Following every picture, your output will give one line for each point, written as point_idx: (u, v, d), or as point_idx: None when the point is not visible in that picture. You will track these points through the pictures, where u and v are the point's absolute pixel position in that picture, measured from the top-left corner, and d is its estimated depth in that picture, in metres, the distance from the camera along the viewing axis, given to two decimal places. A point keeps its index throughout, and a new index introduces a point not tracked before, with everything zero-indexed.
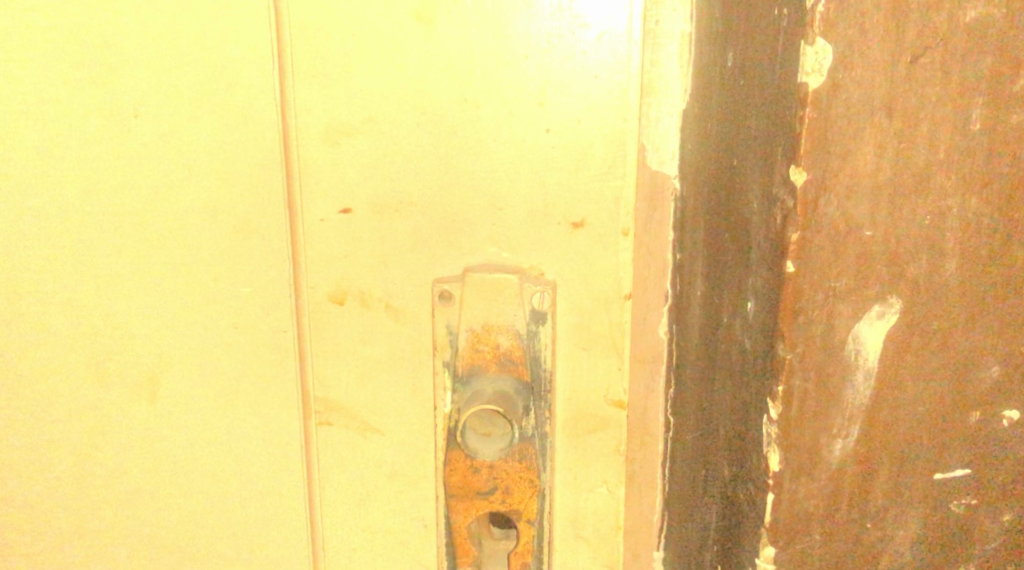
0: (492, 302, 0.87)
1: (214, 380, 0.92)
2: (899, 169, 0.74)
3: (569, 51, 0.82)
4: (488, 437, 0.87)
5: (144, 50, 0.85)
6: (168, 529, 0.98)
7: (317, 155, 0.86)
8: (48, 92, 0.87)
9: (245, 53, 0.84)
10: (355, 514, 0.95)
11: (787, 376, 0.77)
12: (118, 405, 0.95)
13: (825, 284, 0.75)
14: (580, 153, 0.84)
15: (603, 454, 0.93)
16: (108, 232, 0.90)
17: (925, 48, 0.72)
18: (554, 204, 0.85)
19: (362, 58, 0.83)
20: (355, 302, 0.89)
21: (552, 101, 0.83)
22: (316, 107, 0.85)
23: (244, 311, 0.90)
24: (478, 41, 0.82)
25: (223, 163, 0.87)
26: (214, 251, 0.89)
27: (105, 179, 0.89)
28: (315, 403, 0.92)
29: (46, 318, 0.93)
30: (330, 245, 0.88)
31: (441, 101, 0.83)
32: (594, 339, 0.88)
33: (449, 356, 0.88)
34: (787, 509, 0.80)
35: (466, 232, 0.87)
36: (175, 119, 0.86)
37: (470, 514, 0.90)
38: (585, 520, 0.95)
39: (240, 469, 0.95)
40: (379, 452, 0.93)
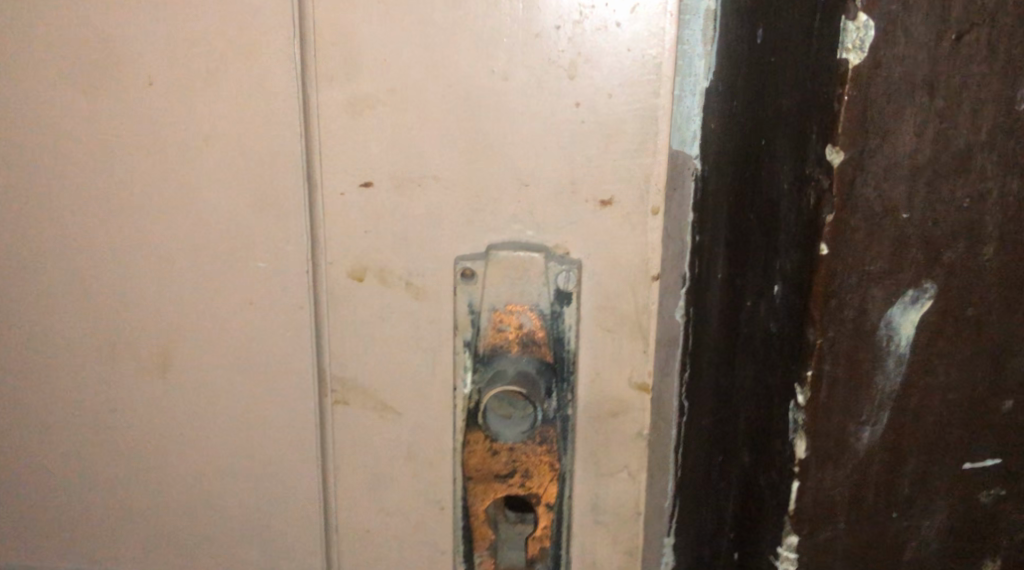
0: (515, 281, 0.85)
1: (227, 357, 0.90)
2: (939, 150, 0.71)
3: (601, 22, 0.79)
4: (508, 418, 0.83)
5: (161, 17, 0.82)
6: (180, 507, 0.96)
7: (337, 127, 0.83)
8: (61, 58, 0.85)
9: (266, 20, 0.82)
10: (370, 495, 0.93)
11: (817, 361, 0.75)
12: (130, 382, 0.92)
13: (859, 268, 0.73)
14: (610, 128, 0.81)
15: (625, 442, 0.89)
16: (121, 204, 0.87)
17: (971, 25, 0.69)
18: (581, 181, 0.82)
19: (386, 26, 0.80)
20: (374, 280, 0.87)
21: (583, 74, 0.80)
22: (335, 77, 0.82)
23: (260, 287, 0.88)
24: (507, 10, 0.79)
25: (240, 134, 0.84)
26: (230, 224, 0.87)
27: (118, 149, 0.86)
28: (331, 382, 0.90)
29: (56, 291, 0.91)
30: (350, 220, 0.86)
31: (468, 73, 0.81)
32: (619, 322, 0.85)
33: (470, 335, 0.86)
34: (812, 497, 0.79)
35: (490, 209, 0.84)
36: (190, 87, 0.84)
37: (487, 498, 0.88)
38: (605, 507, 0.91)
39: (253, 447, 0.93)
40: (396, 433, 0.91)
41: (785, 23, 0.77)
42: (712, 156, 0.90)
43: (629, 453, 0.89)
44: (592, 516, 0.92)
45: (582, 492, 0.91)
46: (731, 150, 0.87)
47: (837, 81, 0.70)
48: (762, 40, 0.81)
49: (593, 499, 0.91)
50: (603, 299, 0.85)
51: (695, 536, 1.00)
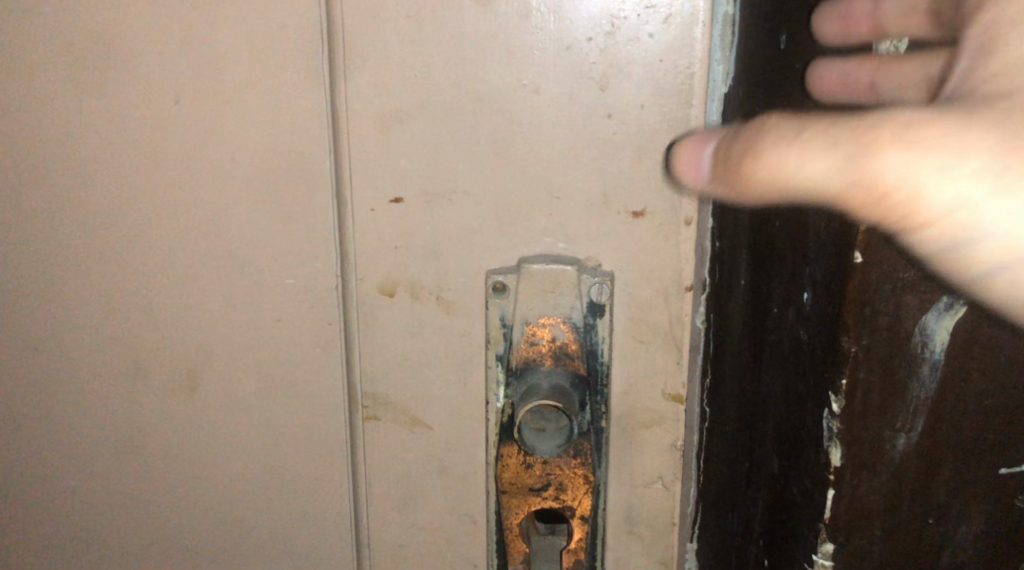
0: (548, 294, 0.84)
1: (256, 374, 0.90)
2: None
3: (633, 33, 0.78)
4: (542, 432, 0.85)
5: (189, 36, 0.82)
6: (210, 525, 0.96)
7: (367, 142, 0.83)
8: (86, 77, 0.84)
9: (294, 37, 0.81)
10: (401, 509, 0.93)
11: (851, 369, 0.74)
12: (158, 401, 0.92)
13: (895, 275, 0.72)
14: (642, 140, 0.80)
15: (659, 451, 0.89)
16: (149, 222, 0.87)
17: None
18: (612, 192, 0.82)
19: (416, 42, 0.80)
20: (405, 295, 0.86)
21: (614, 86, 0.79)
22: (365, 92, 0.82)
23: (290, 304, 0.87)
24: (538, 24, 0.79)
25: (267, 151, 0.84)
26: (259, 241, 0.86)
27: (146, 169, 0.86)
28: (363, 398, 0.90)
29: (83, 311, 0.90)
30: (381, 235, 0.85)
31: (500, 86, 0.80)
32: (652, 332, 0.85)
33: (502, 349, 0.86)
34: (847, 505, 0.78)
35: (521, 222, 0.84)
36: (218, 105, 0.83)
37: (521, 511, 0.88)
38: (639, 517, 0.91)
39: (284, 463, 0.92)
40: (428, 447, 0.91)
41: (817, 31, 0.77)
42: None
43: (662, 463, 0.89)
44: (626, 527, 0.91)
45: (615, 503, 0.90)
46: None
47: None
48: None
49: (628, 510, 0.91)
50: (636, 310, 0.85)
51: (721, 542, 0.99)
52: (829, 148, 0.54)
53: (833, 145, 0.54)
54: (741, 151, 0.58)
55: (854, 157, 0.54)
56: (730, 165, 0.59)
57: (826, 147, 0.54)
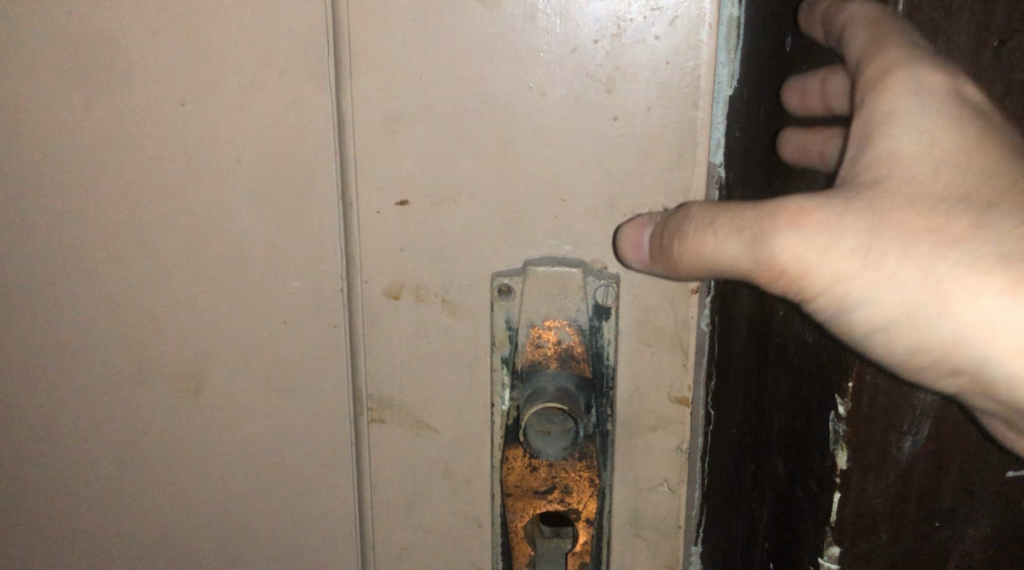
0: (553, 297, 0.84)
1: (261, 376, 0.90)
2: None
3: (640, 35, 0.78)
4: (547, 435, 0.87)
5: (195, 39, 0.82)
6: (215, 528, 0.96)
7: (372, 145, 0.83)
8: (91, 78, 0.84)
9: (299, 39, 0.81)
10: (406, 513, 0.93)
11: (857, 371, 0.74)
12: (162, 404, 0.92)
13: None
14: (648, 142, 0.80)
15: (665, 454, 0.88)
16: (155, 224, 0.87)
17: None
18: (618, 194, 0.82)
19: (421, 45, 0.80)
20: (410, 298, 0.86)
21: (620, 88, 0.79)
22: (371, 94, 0.82)
23: (295, 306, 0.87)
24: (544, 26, 0.79)
25: (272, 154, 0.84)
26: (264, 244, 0.86)
27: (151, 172, 0.86)
28: (368, 401, 0.90)
29: (87, 314, 0.90)
30: (386, 237, 0.85)
31: (505, 88, 0.80)
32: (658, 335, 0.85)
33: (508, 352, 0.86)
34: (853, 508, 0.78)
35: (527, 224, 0.83)
36: (223, 108, 0.83)
37: (527, 514, 0.88)
38: (644, 519, 0.90)
39: (289, 466, 0.92)
40: (433, 450, 0.90)
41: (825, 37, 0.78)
42: None
43: (668, 466, 0.89)
44: (632, 530, 0.91)
45: (621, 506, 0.90)
46: None
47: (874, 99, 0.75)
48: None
49: (633, 513, 0.90)
50: (642, 313, 0.84)
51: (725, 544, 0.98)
52: (737, 234, 0.69)
53: (741, 227, 0.69)
54: (675, 233, 0.74)
55: (755, 243, 0.69)
56: (666, 250, 0.76)
57: (733, 234, 0.70)
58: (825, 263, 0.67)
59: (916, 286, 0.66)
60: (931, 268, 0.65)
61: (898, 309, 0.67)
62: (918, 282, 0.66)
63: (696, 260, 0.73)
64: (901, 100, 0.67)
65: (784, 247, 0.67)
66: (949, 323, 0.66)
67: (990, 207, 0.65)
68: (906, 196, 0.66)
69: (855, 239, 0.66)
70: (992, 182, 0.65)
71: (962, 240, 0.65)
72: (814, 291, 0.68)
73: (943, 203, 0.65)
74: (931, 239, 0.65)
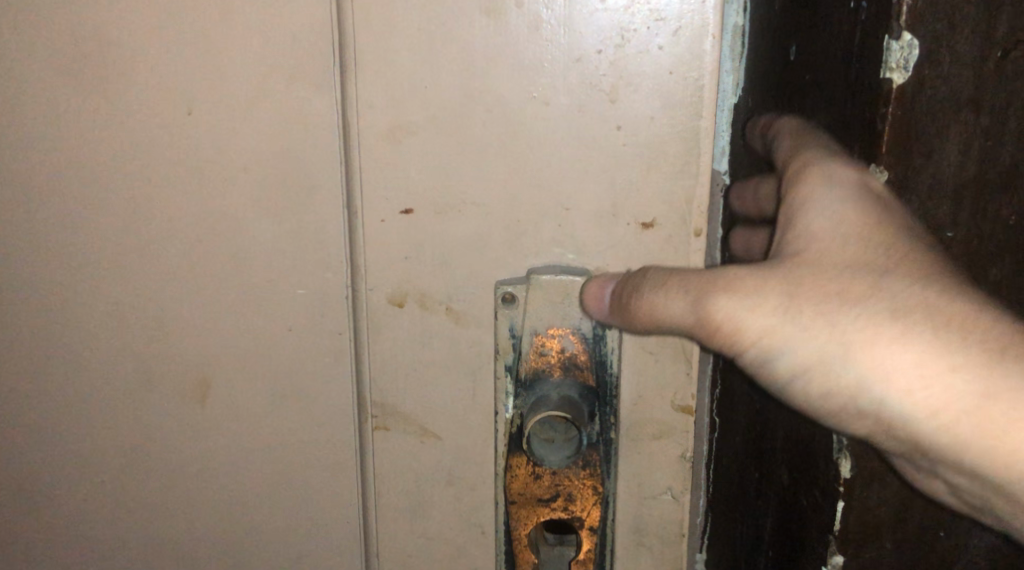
0: (557, 304, 0.85)
1: (267, 383, 0.90)
2: (985, 167, 0.77)
3: (643, 45, 0.79)
4: (551, 443, 0.86)
5: (202, 48, 0.83)
6: (218, 533, 0.96)
7: (377, 155, 0.83)
8: (98, 86, 0.85)
9: (306, 48, 0.82)
10: (410, 519, 0.93)
11: None
12: (168, 409, 0.92)
13: None
14: (652, 152, 0.81)
15: (669, 462, 0.88)
16: (161, 230, 0.87)
17: (1016, 42, 0.75)
18: (622, 203, 0.82)
19: (426, 55, 0.81)
20: (415, 305, 0.87)
21: (624, 98, 0.80)
22: (376, 103, 0.82)
23: (300, 313, 0.88)
24: (548, 36, 0.79)
25: (279, 161, 0.84)
26: (270, 251, 0.87)
27: (158, 178, 0.86)
28: (372, 407, 0.90)
29: (93, 320, 0.91)
30: (390, 245, 0.85)
31: (510, 97, 0.80)
32: (662, 344, 0.85)
33: (511, 359, 0.86)
34: (857, 517, 0.81)
35: (531, 233, 0.84)
36: (230, 115, 0.84)
37: (530, 522, 0.88)
38: (648, 527, 0.90)
39: (294, 472, 0.92)
40: (438, 458, 0.91)
41: (840, 42, 0.82)
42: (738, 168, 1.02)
43: (672, 475, 0.89)
44: (635, 539, 0.91)
45: (624, 515, 0.90)
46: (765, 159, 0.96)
47: (879, 115, 0.76)
48: (811, 74, 0.87)
49: (636, 521, 0.90)
50: None
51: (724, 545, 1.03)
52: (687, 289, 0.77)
53: (685, 290, 0.77)
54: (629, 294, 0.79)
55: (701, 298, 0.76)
56: (622, 303, 0.80)
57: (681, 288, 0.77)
58: (755, 322, 0.75)
59: (825, 339, 0.74)
60: (835, 322, 0.74)
61: (812, 358, 0.75)
62: (825, 335, 0.74)
63: (650, 320, 0.78)
64: (813, 186, 0.78)
65: (721, 309, 0.75)
66: (855, 369, 0.74)
67: (885, 270, 0.74)
68: (819, 261, 0.75)
69: (777, 300, 0.75)
70: (888, 250, 0.74)
71: (863, 298, 0.73)
72: (741, 344, 0.76)
73: (847, 264, 0.74)
74: (837, 297, 0.74)
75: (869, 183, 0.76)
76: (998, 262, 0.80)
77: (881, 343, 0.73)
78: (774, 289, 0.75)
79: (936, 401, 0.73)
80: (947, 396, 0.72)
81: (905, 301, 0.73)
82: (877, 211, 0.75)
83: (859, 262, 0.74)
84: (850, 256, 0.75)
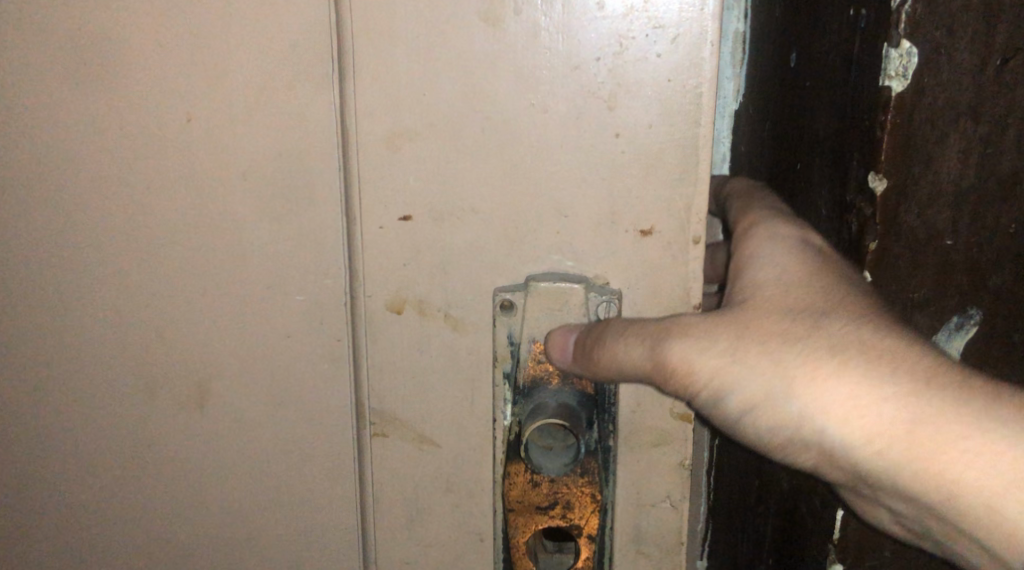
0: (555, 312, 0.85)
1: (265, 389, 0.90)
2: (985, 175, 0.77)
3: (641, 53, 0.78)
4: (549, 450, 0.87)
5: (201, 54, 0.83)
6: (217, 539, 0.96)
7: (375, 162, 0.83)
8: (97, 92, 0.85)
9: (305, 55, 0.82)
10: (408, 527, 0.93)
11: None
12: (166, 415, 0.92)
13: (904, 296, 0.80)
14: (650, 159, 0.80)
15: (668, 470, 0.88)
16: (160, 236, 0.87)
17: (1016, 50, 0.75)
18: (621, 210, 0.82)
19: (424, 61, 0.81)
20: (413, 312, 0.86)
21: (622, 105, 0.79)
22: (374, 110, 0.82)
23: (299, 320, 0.88)
24: (546, 44, 0.79)
25: (277, 167, 0.84)
26: (268, 257, 0.86)
27: (157, 184, 0.86)
28: (370, 414, 0.90)
29: (92, 326, 0.90)
30: (388, 252, 0.85)
31: (508, 105, 0.80)
32: None
33: (510, 366, 0.86)
34: (858, 526, 0.82)
35: (530, 240, 0.84)
36: (229, 122, 0.84)
37: (528, 530, 0.88)
38: (647, 536, 0.90)
39: (292, 479, 0.92)
40: (436, 465, 0.90)
41: (839, 49, 0.82)
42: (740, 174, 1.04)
43: (670, 484, 0.88)
44: (634, 547, 0.90)
45: (623, 524, 0.90)
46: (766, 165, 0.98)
47: (878, 122, 0.76)
48: (812, 81, 0.87)
49: (636, 530, 0.90)
50: None
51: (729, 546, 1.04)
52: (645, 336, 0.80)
53: (642, 337, 0.80)
54: (592, 344, 0.81)
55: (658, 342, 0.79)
56: (585, 353, 0.82)
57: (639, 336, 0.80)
58: (705, 363, 0.78)
59: (768, 377, 0.76)
60: (777, 359, 0.76)
61: (758, 395, 0.77)
62: (768, 373, 0.76)
63: (611, 367, 0.81)
64: (759, 243, 0.82)
65: (677, 352, 0.78)
66: (797, 403, 0.76)
67: (828, 310, 0.76)
68: (770, 304, 0.78)
69: (729, 340, 0.78)
70: (831, 293, 0.77)
71: (803, 336, 0.76)
72: (693, 385, 0.79)
73: (789, 306, 0.77)
74: (780, 337, 0.76)
75: (811, 241, 0.81)
76: (998, 270, 0.80)
77: (819, 378, 0.75)
78: (722, 331, 0.78)
79: (873, 431, 0.74)
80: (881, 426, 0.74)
81: (847, 338, 0.75)
82: (818, 264, 0.79)
83: (801, 304, 0.77)
84: (792, 301, 0.78)
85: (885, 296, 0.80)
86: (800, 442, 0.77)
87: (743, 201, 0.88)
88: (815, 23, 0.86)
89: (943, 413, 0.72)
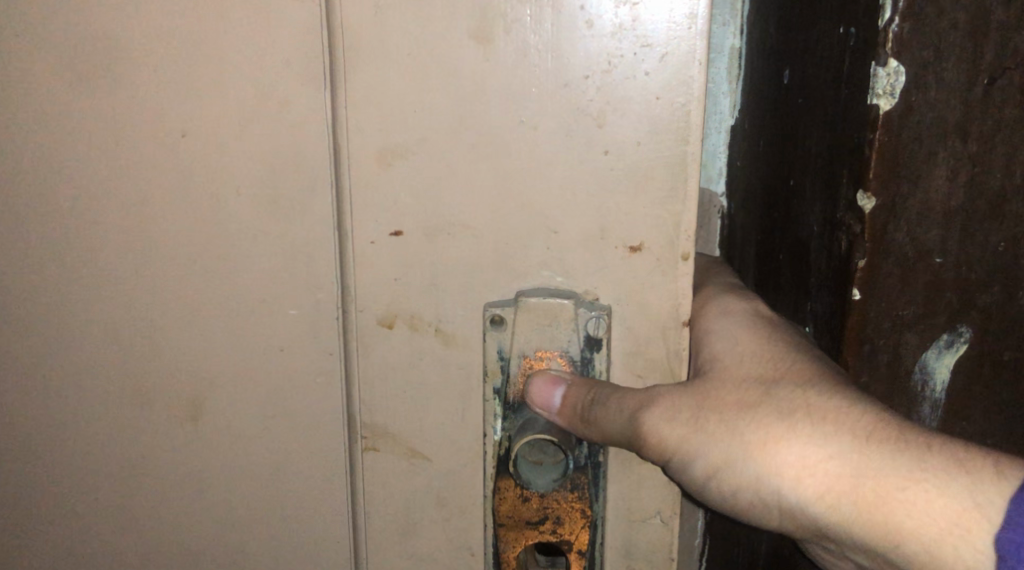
0: (545, 327, 0.85)
1: (258, 402, 0.90)
2: (973, 194, 0.78)
3: (630, 71, 0.79)
4: (539, 465, 0.87)
5: (196, 68, 0.83)
6: (210, 550, 0.96)
7: (367, 178, 0.84)
8: (92, 105, 0.85)
9: (298, 71, 0.82)
10: (400, 541, 0.93)
11: (855, 374, 0.81)
12: (160, 427, 0.93)
13: (893, 315, 0.80)
14: (639, 177, 0.81)
15: (656, 485, 0.88)
16: (154, 249, 0.88)
17: (1003, 70, 0.75)
18: (610, 227, 0.82)
19: (415, 78, 0.81)
20: (404, 327, 0.87)
21: (612, 123, 0.80)
22: (366, 127, 0.83)
23: (292, 334, 0.88)
24: (536, 62, 0.79)
25: (271, 181, 0.85)
26: (261, 271, 0.87)
27: (151, 198, 0.87)
28: (362, 429, 0.90)
29: (85, 337, 0.91)
30: (380, 267, 0.86)
31: (498, 122, 0.81)
32: (651, 367, 0.85)
33: (499, 382, 0.86)
34: None
35: (519, 256, 0.84)
36: (224, 135, 0.84)
37: (519, 545, 0.88)
38: (637, 551, 0.90)
39: (286, 492, 0.93)
40: (427, 480, 0.91)
41: (830, 66, 0.82)
42: (734, 186, 1.06)
43: (659, 499, 0.88)
44: (624, 562, 0.90)
45: (613, 540, 0.90)
46: (757, 180, 0.99)
47: (867, 140, 0.76)
48: (804, 98, 0.87)
49: (626, 545, 0.90)
50: (633, 344, 0.85)
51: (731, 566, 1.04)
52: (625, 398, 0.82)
53: (622, 404, 0.82)
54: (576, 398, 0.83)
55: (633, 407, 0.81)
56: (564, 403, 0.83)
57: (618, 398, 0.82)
58: (672, 433, 0.80)
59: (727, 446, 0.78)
60: (735, 428, 0.78)
61: (720, 459, 0.79)
62: (728, 442, 0.78)
63: (586, 424, 0.83)
64: (714, 318, 0.85)
65: (650, 424, 0.81)
66: (753, 466, 0.77)
67: (782, 375, 0.78)
68: (724, 375, 0.80)
69: (690, 410, 0.80)
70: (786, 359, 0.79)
71: (757, 405, 0.78)
72: (658, 449, 0.81)
73: (744, 374, 0.80)
74: (736, 407, 0.79)
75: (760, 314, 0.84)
76: (988, 289, 0.80)
77: (773, 440, 0.76)
78: (685, 398, 0.80)
79: (827, 476, 0.74)
80: (831, 483, 0.74)
81: (803, 398, 0.76)
82: (771, 336, 0.82)
83: (757, 371, 0.79)
84: (747, 368, 0.80)
85: (876, 313, 0.80)
86: (768, 479, 0.77)
87: (701, 276, 0.94)
88: (806, 40, 0.87)
89: (929, 435, 0.72)
